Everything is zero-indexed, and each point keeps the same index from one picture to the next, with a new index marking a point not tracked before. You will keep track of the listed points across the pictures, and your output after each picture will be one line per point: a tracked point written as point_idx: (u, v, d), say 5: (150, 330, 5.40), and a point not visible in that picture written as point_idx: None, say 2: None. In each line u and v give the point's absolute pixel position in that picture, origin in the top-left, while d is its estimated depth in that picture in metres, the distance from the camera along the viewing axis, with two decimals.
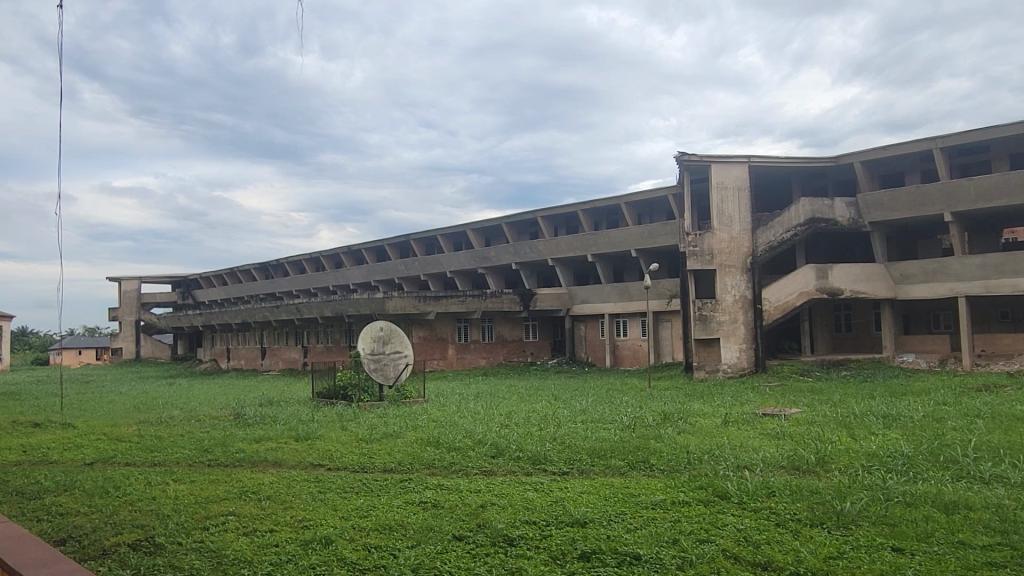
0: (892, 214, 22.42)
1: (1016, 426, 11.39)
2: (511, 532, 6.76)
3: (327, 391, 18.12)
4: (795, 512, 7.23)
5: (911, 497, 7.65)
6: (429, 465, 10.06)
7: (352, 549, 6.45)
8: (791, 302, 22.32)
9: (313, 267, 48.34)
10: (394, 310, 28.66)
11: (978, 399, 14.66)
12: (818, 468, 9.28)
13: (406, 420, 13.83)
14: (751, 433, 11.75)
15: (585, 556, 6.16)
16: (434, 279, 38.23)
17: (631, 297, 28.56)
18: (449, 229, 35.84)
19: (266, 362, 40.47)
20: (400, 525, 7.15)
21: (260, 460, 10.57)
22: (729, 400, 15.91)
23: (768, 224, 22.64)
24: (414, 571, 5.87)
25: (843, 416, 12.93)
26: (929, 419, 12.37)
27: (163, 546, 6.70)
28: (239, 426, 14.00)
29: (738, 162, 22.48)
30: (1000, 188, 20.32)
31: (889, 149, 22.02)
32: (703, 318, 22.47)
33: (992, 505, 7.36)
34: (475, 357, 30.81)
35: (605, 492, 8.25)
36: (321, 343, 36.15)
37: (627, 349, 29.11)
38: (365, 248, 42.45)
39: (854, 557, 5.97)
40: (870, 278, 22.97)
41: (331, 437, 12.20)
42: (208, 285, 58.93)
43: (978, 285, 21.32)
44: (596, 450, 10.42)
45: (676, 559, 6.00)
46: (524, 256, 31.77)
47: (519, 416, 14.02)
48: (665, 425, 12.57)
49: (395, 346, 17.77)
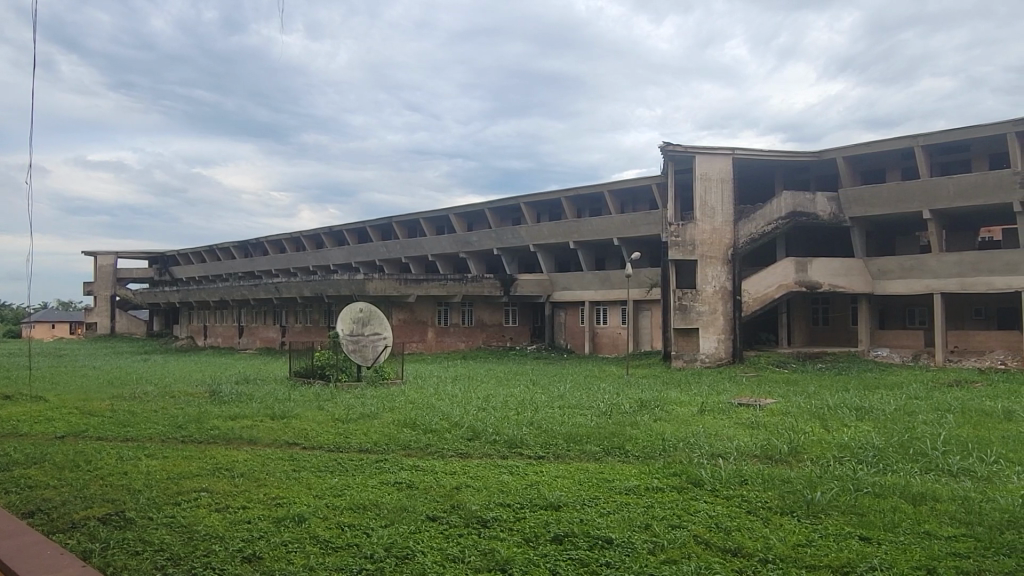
0: (872, 209, 22.51)
1: (986, 422, 10.80)
2: (485, 514, 6.47)
3: (306, 370, 18.21)
4: (767, 500, 6.78)
5: (880, 487, 7.12)
6: (405, 447, 9.82)
7: (325, 527, 6.26)
8: (769, 295, 22.57)
9: (293, 247, 48.49)
10: (374, 291, 28.75)
11: (950, 394, 14.23)
12: (790, 458, 8.77)
13: (382, 401, 13.96)
14: (725, 421, 11.24)
15: (556, 539, 5.87)
16: (415, 261, 38.39)
17: (612, 285, 28.84)
18: (432, 212, 35.95)
19: (243, 341, 40.61)
20: (372, 505, 6.87)
21: (235, 437, 10.56)
22: (707, 389, 15.83)
23: (749, 217, 22.76)
24: (383, 551, 5.63)
25: (817, 409, 12.30)
26: (901, 412, 11.76)
27: (133, 521, 6.55)
28: (213, 402, 14.18)
29: (722, 154, 22.54)
30: (978, 188, 20.42)
31: (872, 146, 22.09)
32: (683, 308, 22.59)
33: (958, 497, 6.85)
34: (455, 340, 31.12)
35: (580, 476, 7.88)
36: (300, 323, 36.30)
37: (605, 337, 29.51)
38: (345, 230, 42.52)
39: (822, 545, 5.60)
40: (848, 273, 23.18)
41: (307, 416, 12.30)
42: (184, 263, 58.55)
43: (953, 282, 21.54)
44: (573, 436, 10.02)
45: (648, 543, 5.69)
46: (507, 243, 31.97)
47: (497, 400, 13.95)
48: (642, 412, 12.21)
49: (375, 328, 17.80)
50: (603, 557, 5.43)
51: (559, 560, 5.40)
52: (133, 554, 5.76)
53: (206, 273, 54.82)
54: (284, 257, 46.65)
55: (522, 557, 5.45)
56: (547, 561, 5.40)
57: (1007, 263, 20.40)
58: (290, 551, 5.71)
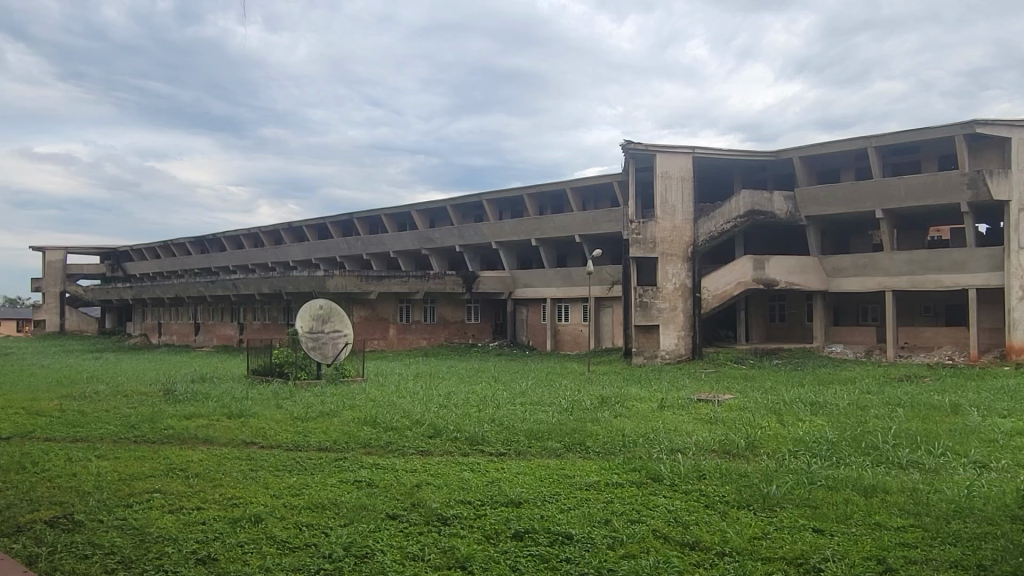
0: (827, 209, 23.00)
1: (935, 416, 11.12)
2: (446, 512, 6.44)
3: (264, 368, 17.93)
4: (725, 495, 6.88)
5: (833, 480, 7.28)
6: (365, 445, 9.72)
7: (282, 528, 6.15)
8: (728, 292, 22.92)
9: (251, 243, 47.63)
10: (334, 288, 28.45)
11: (901, 388, 14.60)
12: (747, 452, 8.91)
13: (342, 399, 13.79)
14: (685, 417, 11.38)
15: (517, 536, 5.87)
16: (377, 258, 38.06)
17: (574, 282, 28.99)
18: (394, 209, 35.68)
19: (200, 339, 39.83)
20: (332, 504, 6.78)
21: (190, 436, 10.38)
22: (667, 385, 16.00)
23: (708, 216, 23.05)
24: (342, 550, 5.56)
25: (772, 404, 12.53)
26: (854, 407, 12.05)
27: (83, 524, 6.36)
28: (169, 402, 13.85)
29: (682, 153, 22.79)
30: (928, 189, 20.99)
31: (827, 146, 22.57)
32: (644, 305, 22.79)
33: (907, 489, 7.04)
34: (417, 337, 31.03)
35: (541, 473, 7.89)
36: (258, 320, 35.74)
37: (567, 333, 29.66)
38: (305, 225, 41.95)
39: (777, 537, 5.71)
40: (804, 271, 23.63)
41: (265, 415, 12.10)
42: (137, 259, 57.07)
43: (904, 279, 22.15)
44: (534, 432, 10.05)
45: (608, 539, 5.73)
46: (469, 240, 31.93)
47: (458, 397, 13.87)
48: (603, 408, 12.29)
49: (335, 325, 17.58)
50: (564, 553, 5.44)
51: (519, 556, 5.40)
52: (82, 557, 5.60)
53: (161, 269, 53.55)
54: (242, 253, 45.85)
55: (482, 554, 5.44)
56: (508, 558, 5.40)
57: (955, 262, 21.09)
58: (246, 552, 5.61)
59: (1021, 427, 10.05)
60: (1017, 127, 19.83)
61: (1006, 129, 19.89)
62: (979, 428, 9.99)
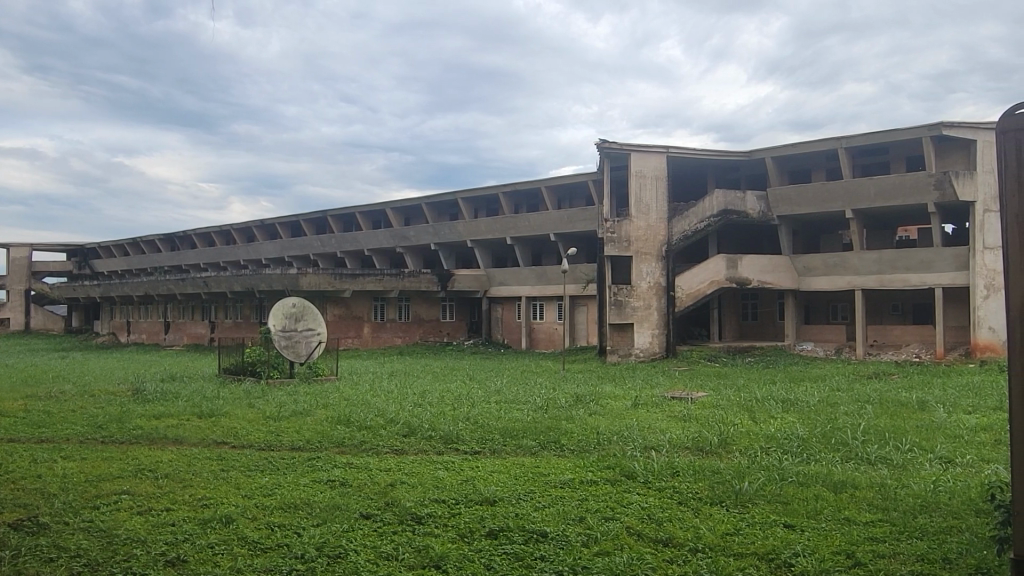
0: (798, 208, 23.31)
1: (903, 412, 11.31)
2: (420, 511, 6.40)
3: (236, 367, 17.69)
4: (698, 491, 6.93)
5: (803, 476, 7.38)
6: (338, 444, 9.65)
7: (253, 528, 6.08)
8: (701, 290, 23.11)
9: (223, 240, 47.02)
10: (307, 286, 28.21)
11: (869, 386, 14.83)
12: (720, 449, 8.99)
13: (315, 398, 13.63)
14: (659, 415, 11.41)
15: (491, 534, 5.86)
16: (351, 256, 37.80)
17: (549, 280, 29.02)
18: (368, 206, 35.45)
19: (170, 337, 39.24)
20: (304, 504, 6.72)
21: (159, 436, 10.20)
22: (640, 383, 16.07)
23: (681, 215, 23.25)
24: (314, 550, 5.51)
25: (745, 402, 12.63)
26: (824, 404, 12.23)
27: (48, 526, 6.23)
28: (137, 402, 13.61)
29: (656, 152, 22.94)
30: (896, 189, 21.36)
31: (798, 147, 22.86)
32: (618, 303, 22.90)
33: (876, 484, 7.16)
34: (391, 336, 30.84)
35: (516, 471, 7.89)
36: (230, 319, 35.31)
37: (541, 332, 29.71)
38: (277, 223, 41.53)
39: (749, 533, 5.77)
40: (776, 270, 23.91)
41: (236, 415, 11.94)
42: (106, 256, 56.02)
43: (873, 278, 22.52)
44: (509, 430, 10.03)
45: (582, 536, 5.74)
46: (444, 238, 31.83)
47: (433, 396, 13.80)
48: (577, 406, 12.31)
49: (308, 323, 17.42)
50: (538, 551, 5.45)
51: (494, 555, 5.39)
52: (47, 560, 5.48)
53: (130, 266, 52.63)
54: (213, 251, 45.23)
55: (456, 553, 5.41)
56: (482, 556, 5.39)
57: (922, 261, 21.50)
58: (216, 553, 5.53)
59: (985, 423, 10.27)
60: (982, 129, 20.27)
61: (971, 131, 20.34)
62: (945, 425, 10.18)
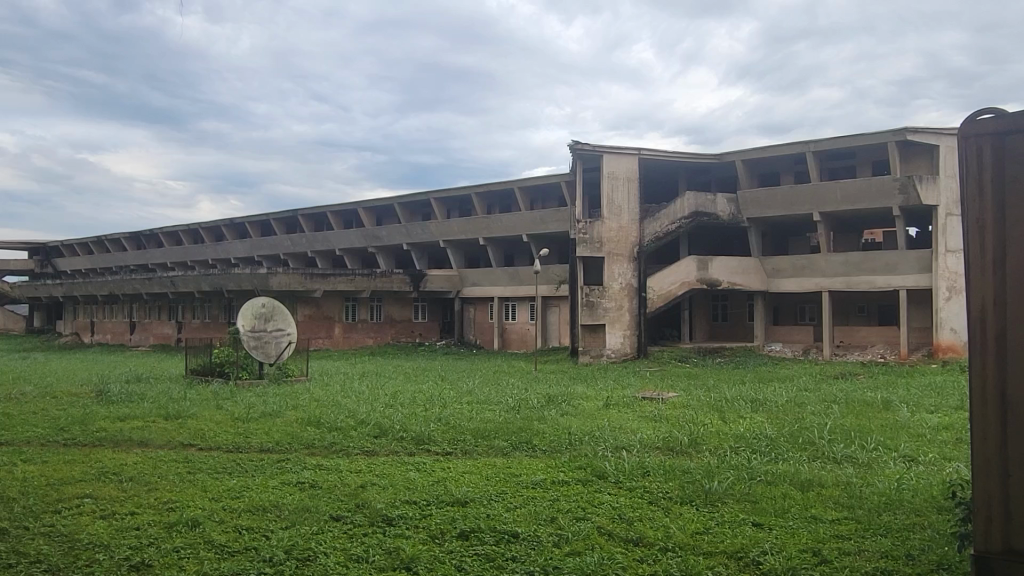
0: (767, 211, 23.62)
1: (869, 412, 11.51)
2: (392, 512, 6.37)
3: (204, 368, 17.42)
4: (668, 491, 6.98)
5: (771, 475, 7.48)
6: (308, 445, 9.55)
7: (221, 531, 5.99)
8: (672, 291, 23.29)
9: (191, 239, 46.31)
10: (277, 285, 27.88)
11: (836, 386, 15.10)
12: (690, 449, 9.08)
13: (285, 400, 13.46)
14: (630, 415, 11.50)
15: (463, 535, 5.84)
16: (322, 256, 37.46)
17: (521, 281, 29.05)
18: (340, 205, 35.16)
19: (135, 338, 38.53)
20: (273, 506, 6.64)
21: (124, 439, 10.00)
22: (612, 384, 16.17)
23: (653, 216, 23.43)
24: (283, 553, 5.45)
25: (715, 401, 12.76)
26: (792, 404, 12.41)
27: (6, 532, 6.06)
28: (101, 403, 13.31)
29: (628, 154, 23.09)
30: (862, 193, 21.73)
31: (768, 150, 23.18)
32: (591, 304, 23.01)
33: (842, 482, 7.29)
34: (363, 336, 30.64)
35: (488, 472, 7.88)
36: (198, 319, 34.76)
37: (514, 332, 29.72)
38: (247, 222, 41.01)
39: (719, 532, 5.83)
40: (745, 271, 24.19)
41: (204, 416, 11.77)
42: (69, 255, 54.85)
43: (840, 280, 22.90)
44: (481, 431, 10.02)
45: (553, 536, 5.74)
46: (417, 238, 31.69)
47: (404, 397, 13.72)
48: (549, 407, 12.35)
49: (278, 323, 17.20)
50: (509, 552, 5.44)
51: (465, 556, 5.37)
52: (5, 567, 5.33)
53: (94, 265, 51.60)
54: (181, 250, 44.52)
55: (427, 554, 5.38)
56: (453, 557, 5.37)
57: (887, 263, 21.93)
58: (181, 558, 5.43)
59: (946, 422, 10.49)
60: (945, 135, 20.77)
61: (934, 136, 20.82)
62: (909, 424, 10.39)
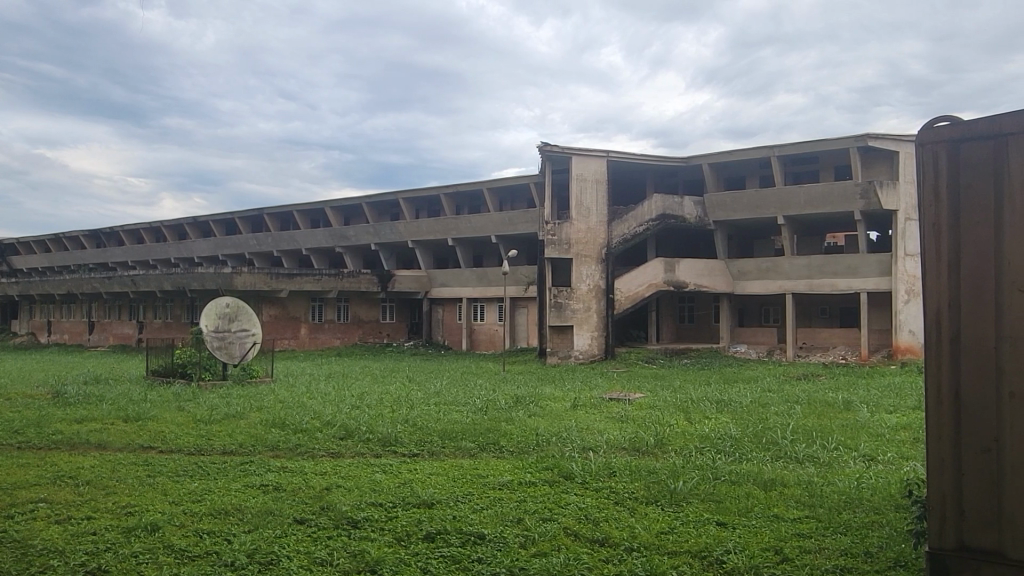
0: (733, 214, 23.95)
1: (830, 412, 11.72)
2: (356, 515, 6.30)
3: (165, 369, 17.08)
4: (634, 491, 7.04)
5: (735, 475, 7.56)
6: (273, 447, 9.42)
7: (181, 536, 5.88)
8: (639, 293, 23.46)
9: (153, 238, 45.42)
10: (242, 285, 27.44)
11: (798, 386, 15.37)
12: (656, 449, 9.15)
13: (249, 401, 13.27)
14: (597, 416, 11.60)
15: (429, 537, 5.81)
16: (288, 256, 37.02)
17: (489, 282, 29.04)
18: (307, 204, 34.79)
19: (95, 338, 37.68)
20: (235, 510, 6.53)
21: (81, 441, 9.75)
22: (579, 385, 16.27)
23: (621, 218, 23.58)
24: (244, 557, 5.36)
25: (680, 402, 12.91)
26: (755, 404, 12.60)
27: None
28: (58, 406, 12.97)
29: (597, 157, 23.21)
30: (825, 197, 22.11)
31: (734, 154, 23.51)
32: (559, 306, 23.09)
33: (804, 481, 7.41)
34: (329, 337, 30.39)
35: (454, 473, 7.84)
36: (160, 319, 34.10)
37: (482, 333, 29.69)
38: (211, 221, 40.36)
39: (683, 532, 5.88)
40: (711, 273, 24.48)
41: (164, 418, 11.52)
42: (25, 252, 53.42)
43: (803, 283, 23.29)
44: (447, 432, 9.99)
45: (519, 538, 5.74)
46: (385, 238, 31.47)
47: (371, 398, 13.64)
48: (516, 408, 12.35)
49: (242, 324, 16.95)
50: (475, 553, 5.43)
51: (430, 558, 5.35)
52: None
53: (52, 263, 50.33)
54: (142, 249, 43.66)
55: (392, 557, 5.35)
56: (419, 560, 5.33)
57: (848, 266, 22.37)
58: (139, 563, 5.31)
59: (904, 422, 10.72)
60: (904, 142, 21.25)
61: (894, 143, 21.30)
62: (868, 424, 10.58)
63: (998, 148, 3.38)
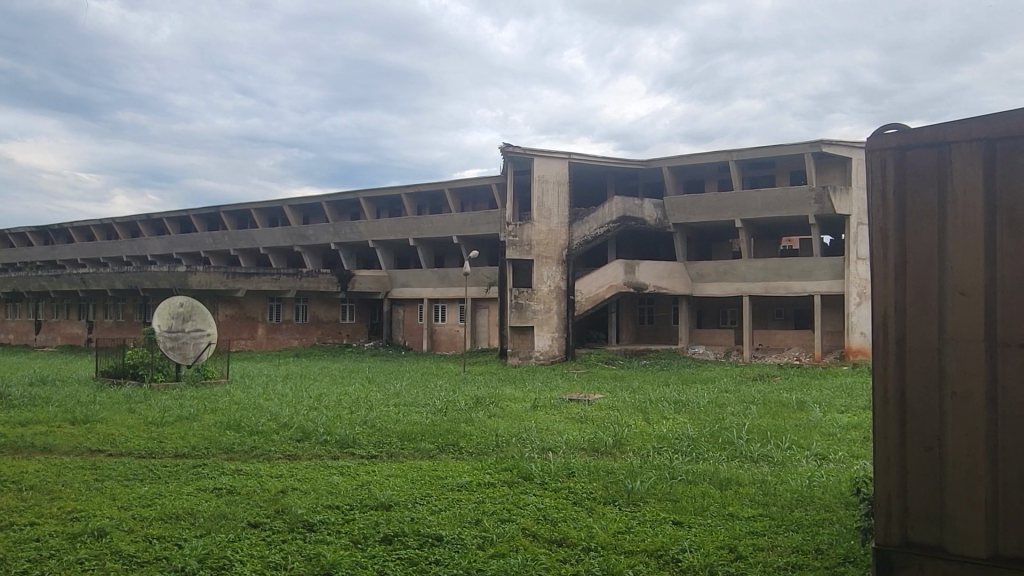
0: (691, 217, 24.28)
1: (784, 411, 11.99)
2: (312, 517, 6.22)
3: (115, 370, 16.61)
4: (592, 491, 7.08)
5: (691, 475, 7.65)
6: (227, 451, 9.22)
7: (129, 541, 5.72)
8: (599, 294, 23.43)
9: (105, 235, 44.17)
10: (197, 285, 26.85)
11: (753, 386, 15.71)
12: (614, 450, 9.20)
13: (203, 402, 13.02)
14: (556, 416, 11.67)
15: (385, 539, 5.76)
16: (244, 254, 36.40)
17: (451, 283, 28.93)
18: (265, 203, 34.24)
19: (42, 337, 36.51)
20: (187, 514, 6.38)
21: (26, 445, 9.42)
22: (540, 385, 16.37)
23: (582, 220, 23.70)
24: (196, 562, 5.24)
25: (638, 403, 13.05)
26: (711, 404, 12.84)
27: None
28: (3, 408, 12.55)
29: (559, 158, 23.30)
30: (781, 202, 22.55)
31: (693, 158, 23.85)
32: (519, 306, 23.17)
33: (757, 480, 7.54)
34: (287, 337, 30.00)
35: (412, 475, 7.79)
36: (111, 318, 33.21)
37: (443, 334, 29.59)
38: (165, 218, 39.44)
39: (639, 531, 5.92)
40: (670, 275, 24.77)
41: (115, 421, 11.21)
42: None
43: (759, 285, 23.67)
44: (407, 433, 9.94)
45: (477, 539, 5.73)
46: (345, 237, 31.15)
47: (329, 398, 13.52)
48: (476, 409, 12.34)
49: (197, 324, 16.60)
50: (432, 555, 5.40)
51: (387, 561, 5.29)
52: None
53: None
54: (92, 246, 42.44)
55: (348, 560, 5.28)
56: (376, 562, 5.28)
57: (803, 269, 22.87)
58: (85, 570, 5.15)
59: (854, 422, 10.99)
60: (857, 148, 21.83)
61: (848, 149, 21.88)
62: (820, 423, 10.84)
63: (942, 156, 3.49)
